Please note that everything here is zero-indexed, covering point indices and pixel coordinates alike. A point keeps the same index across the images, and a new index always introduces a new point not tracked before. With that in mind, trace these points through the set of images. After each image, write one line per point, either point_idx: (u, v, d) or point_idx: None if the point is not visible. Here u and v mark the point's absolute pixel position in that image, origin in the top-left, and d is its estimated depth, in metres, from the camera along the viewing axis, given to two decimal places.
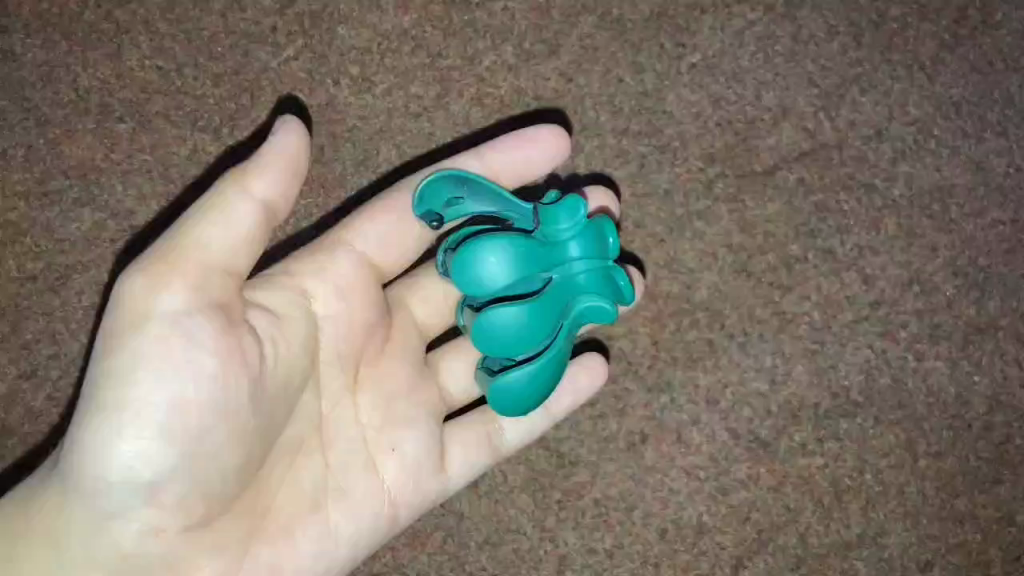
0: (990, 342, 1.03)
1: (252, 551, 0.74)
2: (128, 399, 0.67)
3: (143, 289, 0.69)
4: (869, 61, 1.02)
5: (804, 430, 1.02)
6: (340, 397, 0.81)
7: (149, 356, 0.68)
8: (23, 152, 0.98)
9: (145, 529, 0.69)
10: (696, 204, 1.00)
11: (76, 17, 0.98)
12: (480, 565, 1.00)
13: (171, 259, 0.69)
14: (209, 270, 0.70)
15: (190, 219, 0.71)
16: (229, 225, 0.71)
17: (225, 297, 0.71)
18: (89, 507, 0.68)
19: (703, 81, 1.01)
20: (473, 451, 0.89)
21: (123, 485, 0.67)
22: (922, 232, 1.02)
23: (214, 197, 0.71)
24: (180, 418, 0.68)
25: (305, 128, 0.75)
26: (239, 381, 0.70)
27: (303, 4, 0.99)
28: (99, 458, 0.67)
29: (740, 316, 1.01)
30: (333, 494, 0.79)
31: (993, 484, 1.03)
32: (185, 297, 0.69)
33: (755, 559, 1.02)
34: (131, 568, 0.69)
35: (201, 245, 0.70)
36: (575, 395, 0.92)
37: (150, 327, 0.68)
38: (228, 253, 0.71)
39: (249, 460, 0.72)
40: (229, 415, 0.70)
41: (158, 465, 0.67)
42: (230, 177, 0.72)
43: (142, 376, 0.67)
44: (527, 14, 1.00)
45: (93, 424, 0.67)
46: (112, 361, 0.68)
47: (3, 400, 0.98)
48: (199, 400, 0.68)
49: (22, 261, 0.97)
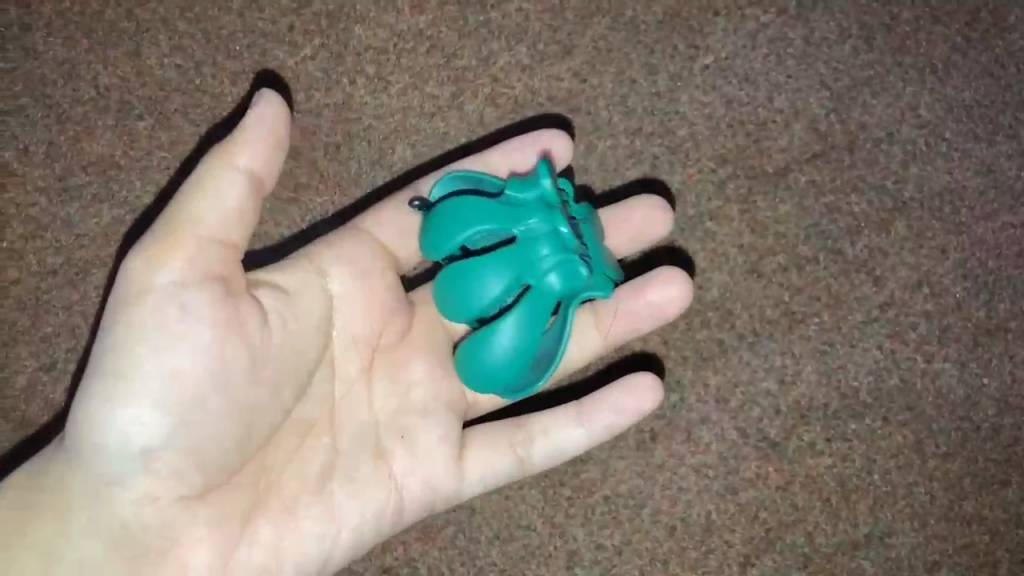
0: (999, 344, 1.03)
1: (252, 524, 0.75)
2: (128, 370, 0.69)
3: (141, 262, 0.71)
4: (881, 64, 1.03)
5: (812, 429, 1.03)
6: (353, 382, 0.82)
7: (147, 329, 0.70)
8: (43, 149, 0.99)
9: (144, 497, 0.70)
10: (708, 204, 1.01)
11: (97, 16, 1.00)
12: (491, 560, 1.01)
13: (165, 232, 0.71)
14: (202, 243, 0.71)
15: (182, 193, 0.72)
16: (219, 198, 0.72)
17: (221, 270, 0.72)
18: (92, 475, 0.70)
19: (716, 83, 1.01)
20: (498, 461, 0.87)
21: (123, 455, 0.70)
22: (932, 234, 1.03)
23: (202, 172, 0.72)
24: (179, 389, 0.70)
25: (285, 101, 0.75)
26: (236, 353, 0.72)
27: (320, 4, 1.00)
28: (102, 427, 0.69)
29: (750, 316, 1.01)
30: (338, 476, 0.80)
31: (1001, 486, 1.04)
32: (181, 270, 0.71)
33: (762, 557, 1.03)
34: (131, 538, 0.71)
35: (193, 218, 0.71)
36: (626, 418, 0.91)
37: (149, 301, 0.70)
38: (220, 226, 0.72)
39: (249, 433, 0.73)
40: (228, 387, 0.72)
41: (159, 434, 0.70)
42: (218, 149, 0.73)
43: (141, 348, 0.70)
44: (541, 15, 1.01)
45: (96, 395, 0.70)
46: (114, 333, 0.70)
47: (22, 393, 0.99)
48: (198, 372, 0.70)
49: (42, 256, 0.99)
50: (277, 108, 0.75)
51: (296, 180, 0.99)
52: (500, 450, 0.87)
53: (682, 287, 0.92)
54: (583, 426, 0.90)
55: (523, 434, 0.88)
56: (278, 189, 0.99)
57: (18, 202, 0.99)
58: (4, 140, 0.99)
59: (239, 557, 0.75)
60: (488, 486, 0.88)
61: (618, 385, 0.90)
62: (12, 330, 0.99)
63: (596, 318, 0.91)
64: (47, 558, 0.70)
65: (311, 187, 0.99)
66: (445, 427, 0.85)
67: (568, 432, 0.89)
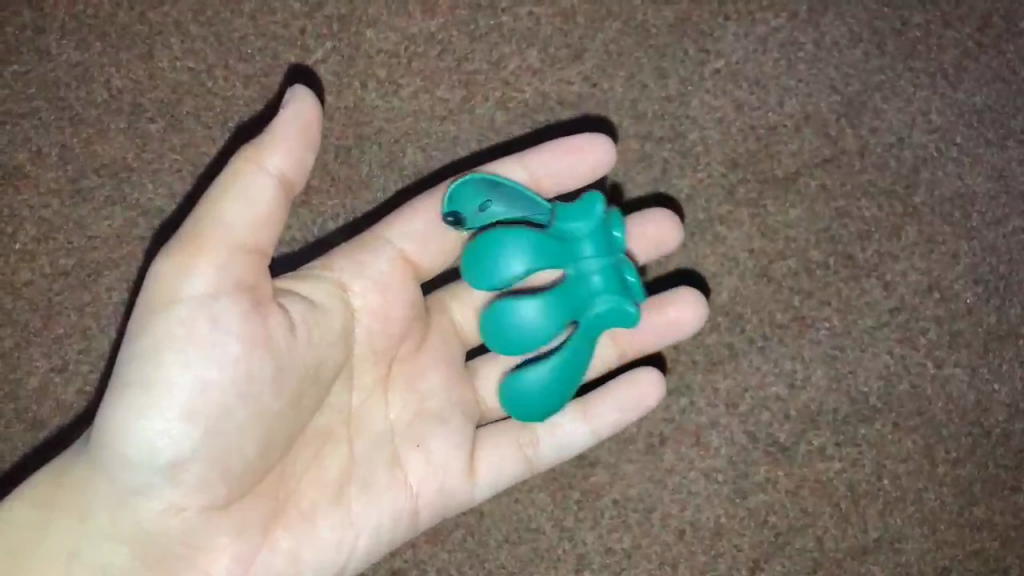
0: (1010, 350, 1.03)
1: (272, 531, 0.76)
2: (154, 379, 0.69)
3: (169, 269, 0.70)
4: (892, 68, 1.02)
5: (823, 434, 1.02)
6: (369, 391, 0.82)
7: (176, 337, 0.69)
8: (57, 151, 1.00)
9: (167, 506, 0.71)
10: (718, 208, 1.01)
11: (109, 18, 1.00)
12: (500, 563, 1.01)
13: (192, 237, 0.70)
14: (232, 249, 0.71)
15: (211, 196, 0.71)
16: (249, 203, 0.71)
17: (248, 278, 0.72)
18: (115, 482, 0.71)
19: (727, 87, 1.02)
20: (507, 463, 0.88)
21: (148, 465, 0.70)
22: (943, 240, 1.02)
23: (231, 175, 0.72)
24: (203, 399, 0.70)
25: (317, 98, 0.74)
26: (262, 363, 0.72)
27: (332, 7, 1.00)
28: (126, 435, 0.69)
29: (761, 320, 1.01)
30: (356, 485, 0.80)
31: (1012, 492, 1.04)
32: (208, 277, 0.70)
33: (772, 561, 1.03)
34: (154, 545, 0.72)
35: (222, 223, 0.71)
36: (632, 414, 0.92)
37: (177, 309, 0.70)
38: (250, 230, 0.72)
39: (271, 443, 0.74)
40: (253, 397, 0.71)
41: (184, 444, 0.70)
42: (245, 152, 0.72)
43: (168, 357, 0.69)
44: (552, 19, 1.01)
45: (120, 404, 0.69)
46: (140, 340, 0.70)
47: (35, 393, 1.00)
48: (224, 382, 0.70)
49: (54, 258, 0.99)
50: (307, 106, 0.74)
51: (308, 183, 0.99)
52: (508, 453, 0.88)
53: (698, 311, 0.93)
54: (590, 426, 0.91)
55: (528, 434, 0.89)
56: None
57: (32, 204, 1.00)
58: (18, 143, 1.00)
59: (259, 564, 0.76)
60: (497, 487, 0.89)
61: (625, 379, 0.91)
62: (26, 331, 0.99)
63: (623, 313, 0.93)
64: (70, 560, 0.72)
65: (321, 190, 1.00)
66: (457, 434, 0.86)
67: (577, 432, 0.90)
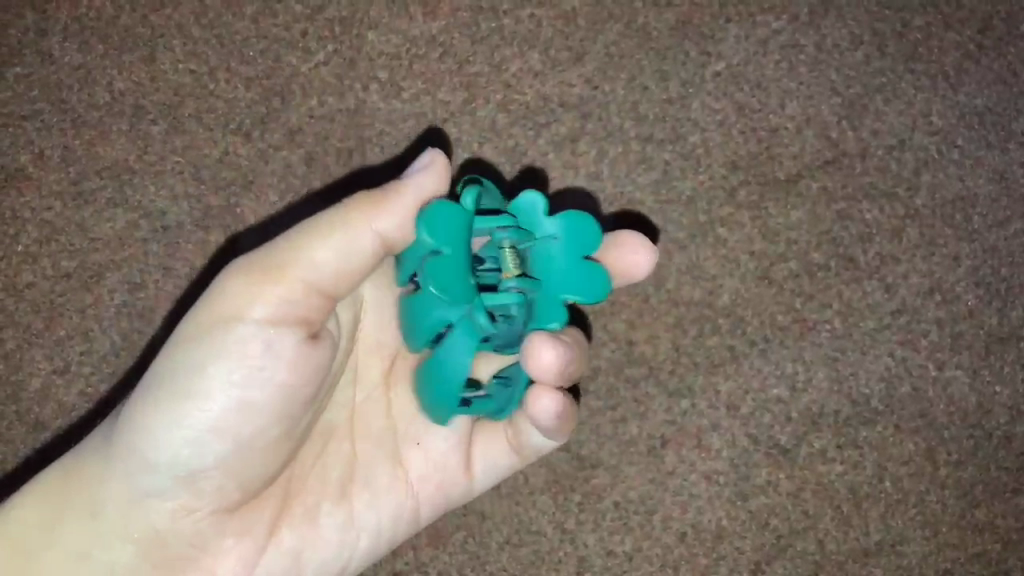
0: (1012, 352, 1.03)
1: (277, 534, 0.77)
2: (197, 390, 0.71)
3: (240, 287, 0.70)
4: (893, 71, 1.03)
5: (824, 436, 1.02)
6: (374, 386, 0.80)
7: (227, 355, 0.70)
8: (59, 153, 1.00)
9: (179, 506, 0.74)
10: (720, 210, 1.01)
11: (112, 21, 1.01)
12: (500, 565, 1.01)
13: (276, 268, 0.69)
14: (308, 292, 0.70)
15: (313, 232, 0.69)
16: (341, 253, 0.69)
17: (315, 320, 0.71)
18: (133, 479, 0.73)
19: (728, 90, 1.02)
20: (501, 463, 0.84)
21: (173, 466, 0.72)
22: (944, 241, 1.02)
23: (340, 219, 0.69)
24: (239, 420, 0.71)
25: (449, 171, 0.73)
26: (300, 391, 0.73)
27: (334, 10, 1.01)
28: (156, 438, 0.71)
29: (762, 323, 1.01)
30: (357, 484, 0.79)
31: (1013, 494, 1.03)
32: (274, 308, 0.70)
33: (774, 563, 1.03)
34: (162, 543, 0.74)
35: (308, 264, 0.69)
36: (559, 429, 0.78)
37: (239, 332, 0.70)
38: (333, 279, 0.70)
39: (286, 454, 0.75)
40: (283, 419, 0.73)
41: (207, 454, 0.72)
42: (362, 200, 0.70)
43: (215, 373, 0.70)
44: (553, 22, 1.02)
45: (159, 403, 0.72)
46: (192, 348, 0.71)
47: (36, 395, 0.99)
48: (259, 405, 0.71)
49: (56, 260, 0.99)
50: (435, 179, 0.72)
51: (309, 186, 0.99)
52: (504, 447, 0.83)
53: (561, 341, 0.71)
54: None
55: (512, 429, 0.82)
56: (293, 194, 0.99)
57: (34, 206, 1.00)
58: (21, 144, 1.00)
59: (262, 567, 0.77)
60: (494, 481, 0.85)
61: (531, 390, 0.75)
62: (27, 333, 0.99)
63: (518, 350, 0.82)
64: (78, 558, 0.73)
65: (322, 193, 0.99)
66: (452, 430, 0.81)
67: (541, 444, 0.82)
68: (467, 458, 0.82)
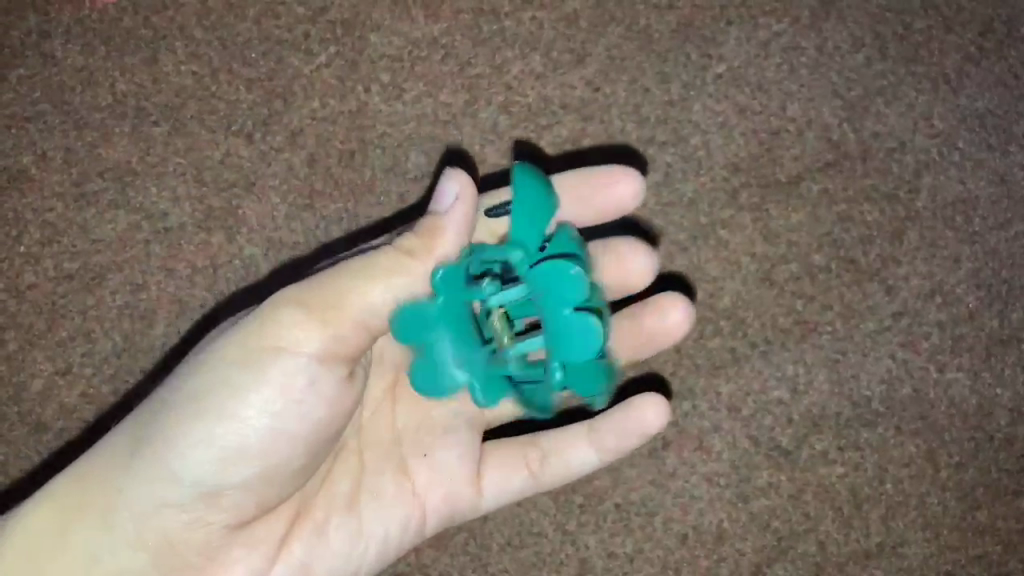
0: (1012, 354, 1.03)
1: (286, 546, 0.77)
2: (232, 413, 0.71)
3: (292, 316, 0.71)
4: (894, 73, 1.03)
5: (825, 438, 1.02)
6: (379, 403, 0.82)
7: (269, 382, 0.71)
8: (61, 155, 1.00)
9: (196, 520, 0.73)
10: (721, 213, 1.01)
11: (115, 23, 1.01)
12: (502, 567, 1.01)
13: (332, 304, 0.70)
14: (354, 327, 0.71)
15: (373, 274, 0.71)
16: (388, 292, 0.71)
17: (353, 357, 0.73)
18: (153, 491, 0.73)
19: (729, 92, 1.02)
20: (512, 476, 0.85)
21: (197, 483, 0.72)
22: (944, 244, 1.03)
23: (398, 264, 0.71)
24: (273, 445, 0.72)
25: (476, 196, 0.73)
26: (332, 425, 0.75)
27: (336, 12, 1.01)
28: (186, 453, 0.72)
29: (763, 324, 1.01)
30: (365, 495, 0.80)
31: (1013, 497, 1.04)
32: (322, 343, 0.71)
33: (775, 565, 1.03)
34: (173, 555, 0.74)
35: (359, 302, 0.71)
36: (635, 437, 0.87)
37: (282, 361, 0.71)
38: (379, 316, 0.72)
39: (307, 475, 0.76)
40: (313, 449, 0.74)
41: (235, 474, 0.72)
42: (415, 242, 0.72)
43: (253, 398, 0.71)
44: (555, 24, 1.02)
45: (191, 422, 0.72)
46: (233, 371, 0.71)
47: (38, 397, 0.99)
48: (294, 434, 0.73)
49: (58, 261, 1.00)
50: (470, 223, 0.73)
51: (310, 187, 1.00)
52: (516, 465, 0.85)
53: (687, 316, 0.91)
54: (592, 447, 0.87)
55: (536, 452, 0.86)
56: (294, 196, 1.00)
57: (36, 207, 1.00)
58: (23, 146, 1.00)
59: None
60: (503, 501, 0.86)
61: (632, 405, 0.87)
62: (29, 334, 1.00)
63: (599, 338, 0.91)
64: (88, 562, 0.73)
65: (324, 194, 1.00)
66: (461, 437, 0.84)
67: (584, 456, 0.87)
68: (476, 473, 0.84)
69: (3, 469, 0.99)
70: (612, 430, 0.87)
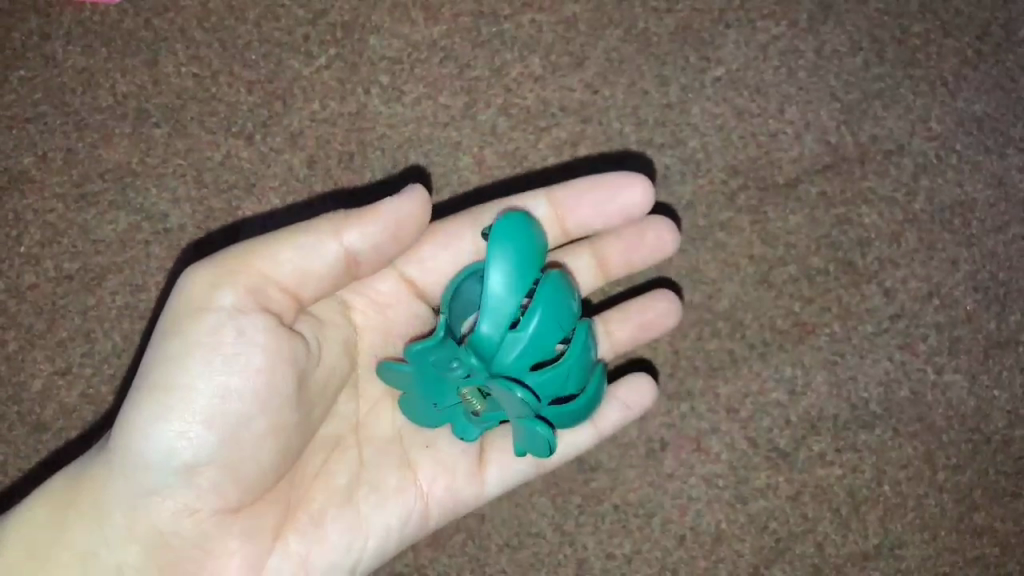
0: (1010, 357, 1.03)
1: (282, 539, 0.77)
2: (177, 382, 0.71)
3: (208, 278, 0.72)
4: (892, 77, 1.03)
5: (823, 440, 1.02)
6: (377, 398, 0.82)
7: (202, 343, 0.71)
8: (62, 156, 1.01)
9: (181, 507, 0.73)
10: (719, 214, 1.02)
11: (116, 25, 1.01)
12: (499, 567, 1.02)
13: (241, 262, 0.72)
14: (270, 284, 0.72)
15: (276, 236, 0.73)
16: (303, 255, 0.72)
17: (282, 313, 0.73)
18: (132, 480, 0.73)
19: (727, 95, 1.02)
20: (516, 463, 0.87)
21: (162, 462, 0.72)
22: (943, 246, 1.03)
23: (308, 226, 0.73)
24: (222, 407, 0.71)
25: (427, 201, 0.75)
26: (284, 378, 0.73)
27: (336, 14, 1.01)
28: (143, 434, 0.72)
29: (761, 326, 1.02)
30: (365, 487, 0.80)
31: (1012, 498, 1.03)
32: (241, 296, 0.72)
33: (773, 566, 1.03)
34: (166, 543, 0.74)
35: (271, 259, 0.72)
36: (632, 413, 0.92)
37: (207, 319, 0.72)
38: (297, 278, 0.73)
39: (287, 452, 0.75)
40: (269, 407, 0.73)
41: (195, 447, 0.72)
42: (337, 215, 0.74)
43: (193, 363, 0.71)
44: (554, 27, 1.02)
45: (145, 400, 0.72)
46: (172, 342, 0.72)
47: (37, 397, 1.00)
48: (241, 390, 0.72)
49: (59, 262, 1.00)
50: (415, 213, 0.75)
51: (310, 188, 1.00)
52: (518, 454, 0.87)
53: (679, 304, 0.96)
54: (593, 427, 0.90)
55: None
56: (294, 198, 1.00)
57: (36, 208, 1.00)
58: (24, 147, 1.01)
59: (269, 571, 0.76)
60: (504, 487, 0.88)
61: (627, 387, 0.91)
62: (29, 334, 1.00)
63: (606, 333, 0.93)
64: (88, 559, 0.74)
65: (323, 195, 1.00)
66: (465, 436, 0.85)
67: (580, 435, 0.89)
68: (481, 461, 0.86)
69: (3, 469, 0.99)
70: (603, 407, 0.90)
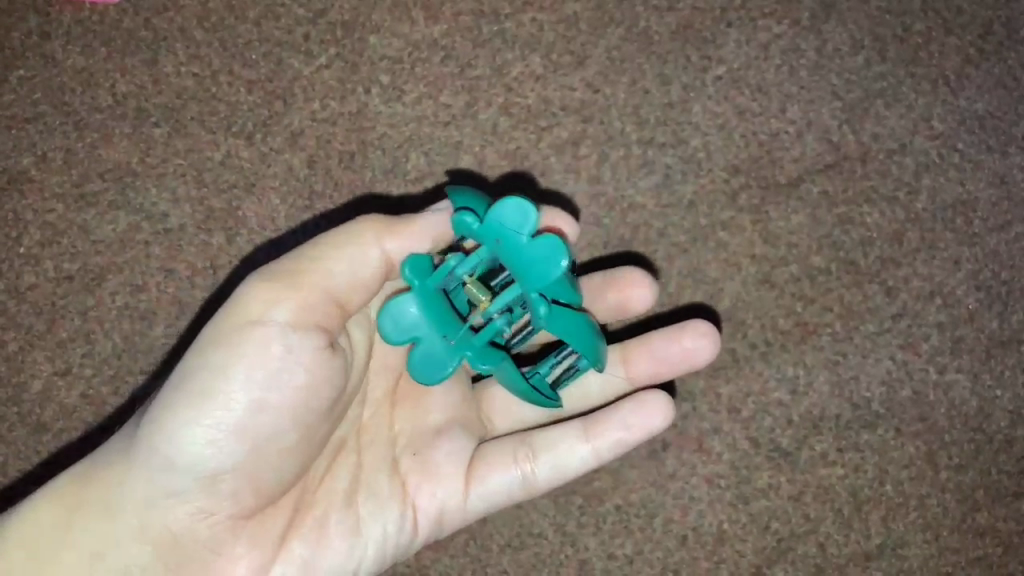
0: (1013, 356, 1.03)
1: (287, 545, 0.78)
2: (218, 390, 0.72)
3: (261, 290, 0.73)
4: (893, 75, 1.03)
5: (825, 439, 1.02)
6: (379, 405, 0.83)
7: (248, 355, 0.72)
8: (62, 155, 1.00)
9: (201, 513, 0.75)
10: (720, 214, 1.01)
11: (116, 24, 1.01)
12: (501, 568, 1.02)
13: (298, 276, 0.72)
14: (326, 299, 0.73)
15: (323, 246, 0.74)
16: (348, 267, 0.73)
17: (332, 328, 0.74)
18: (155, 483, 0.74)
19: (728, 94, 1.02)
20: (496, 475, 0.83)
21: (191, 468, 0.73)
22: (944, 245, 1.02)
23: (350, 235, 0.74)
24: (258, 420, 0.73)
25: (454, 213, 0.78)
26: (317, 399, 0.75)
27: (336, 13, 1.01)
28: (175, 438, 0.73)
29: (763, 326, 1.01)
30: (361, 492, 0.80)
31: (1014, 498, 1.03)
32: (293, 312, 0.72)
33: (775, 567, 1.03)
34: (179, 545, 0.75)
35: (325, 274, 0.73)
36: (637, 435, 0.85)
37: (257, 331, 0.72)
38: (344, 291, 0.74)
39: (306, 463, 0.77)
40: (301, 421, 0.74)
41: (226, 456, 0.73)
42: (376, 222, 0.75)
43: (235, 375, 0.72)
44: (555, 26, 1.02)
45: (179, 407, 0.73)
46: (219, 351, 0.73)
47: (38, 397, 0.99)
48: (277, 404, 0.73)
49: (59, 262, 1.00)
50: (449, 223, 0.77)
51: (310, 188, 1.00)
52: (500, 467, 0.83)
53: (714, 337, 0.90)
54: (589, 446, 0.85)
55: (525, 449, 0.84)
56: (294, 198, 1.00)
57: (36, 208, 1.00)
58: (24, 147, 1.01)
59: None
60: (492, 504, 0.84)
61: (631, 398, 0.85)
62: (29, 335, 1.00)
63: (625, 364, 0.91)
64: (94, 558, 0.75)
65: (323, 195, 0.99)
66: (455, 445, 0.84)
67: (573, 452, 0.84)
68: (468, 472, 0.83)
69: (3, 469, 0.99)
70: (606, 422, 0.85)
